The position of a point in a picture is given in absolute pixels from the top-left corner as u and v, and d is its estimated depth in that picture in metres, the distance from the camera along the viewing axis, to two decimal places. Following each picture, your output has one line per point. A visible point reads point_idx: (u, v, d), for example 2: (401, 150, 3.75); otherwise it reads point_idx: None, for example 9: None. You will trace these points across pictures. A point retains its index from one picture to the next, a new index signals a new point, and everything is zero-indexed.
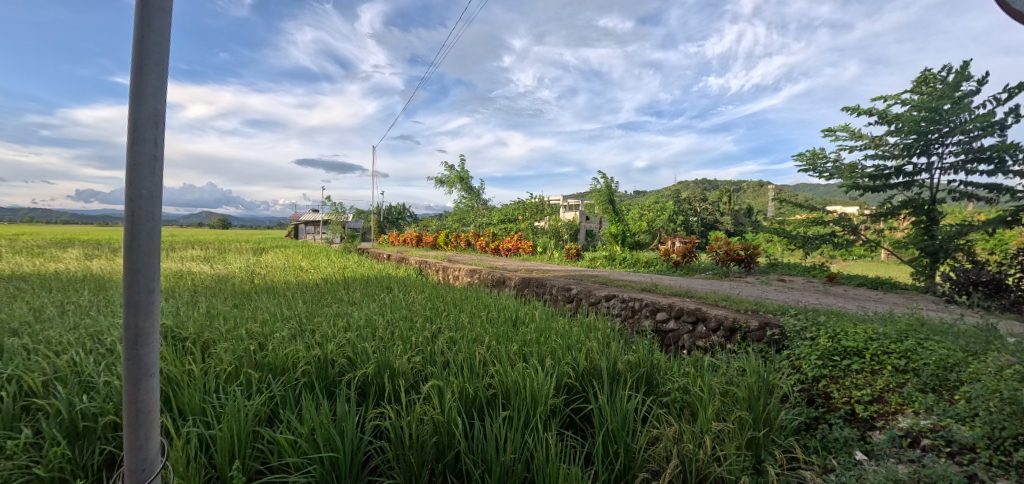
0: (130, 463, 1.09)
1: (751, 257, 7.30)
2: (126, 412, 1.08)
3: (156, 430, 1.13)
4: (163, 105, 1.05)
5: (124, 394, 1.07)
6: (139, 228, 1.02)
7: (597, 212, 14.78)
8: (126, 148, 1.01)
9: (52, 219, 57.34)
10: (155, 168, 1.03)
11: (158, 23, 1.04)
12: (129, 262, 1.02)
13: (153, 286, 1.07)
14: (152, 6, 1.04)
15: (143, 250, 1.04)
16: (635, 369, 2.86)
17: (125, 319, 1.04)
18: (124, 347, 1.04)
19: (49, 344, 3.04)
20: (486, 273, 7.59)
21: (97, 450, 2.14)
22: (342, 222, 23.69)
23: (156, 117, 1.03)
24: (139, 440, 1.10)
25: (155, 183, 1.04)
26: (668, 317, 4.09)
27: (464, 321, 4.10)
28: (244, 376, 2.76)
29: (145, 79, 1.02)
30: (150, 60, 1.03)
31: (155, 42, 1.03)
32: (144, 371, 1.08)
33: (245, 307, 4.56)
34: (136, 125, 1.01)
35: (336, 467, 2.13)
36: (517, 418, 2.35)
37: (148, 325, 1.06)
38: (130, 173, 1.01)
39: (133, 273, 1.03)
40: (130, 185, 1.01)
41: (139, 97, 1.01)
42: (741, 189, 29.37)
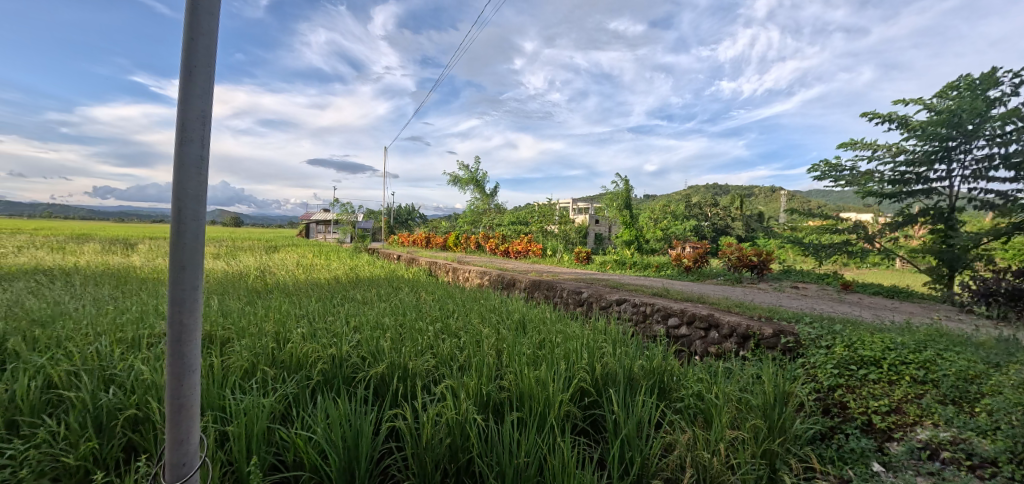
0: (171, 458, 1.12)
1: (764, 263, 7.21)
2: (168, 407, 1.11)
3: (196, 426, 1.16)
4: (209, 107, 1.07)
5: (167, 390, 1.09)
6: (185, 228, 1.05)
7: (608, 215, 14.75)
8: (174, 147, 1.03)
9: (69, 214, 58.40)
10: (200, 168, 1.06)
11: (206, 23, 1.07)
12: (174, 260, 1.04)
13: (195, 285, 1.08)
14: (202, 9, 1.07)
15: (187, 248, 1.07)
16: (649, 375, 2.87)
17: (170, 316, 1.06)
18: (169, 344, 1.07)
19: (72, 337, 3.13)
20: (496, 275, 7.59)
21: (116, 445, 2.19)
22: (354, 222, 23.86)
23: (203, 119, 1.06)
24: (181, 435, 1.13)
25: (202, 183, 1.07)
26: (680, 322, 4.07)
27: (473, 323, 4.10)
28: (261, 373, 2.82)
29: (193, 81, 1.04)
30: (198, 62, 1.05)
31: (204, 44, 1.06)
32: (186, 367, 1.10)
33: (259, 305, 4.63)
34: (185, 125, 1.04)
35: (351, 465, 2.16)
36: (530, 420, 2.37)
37: (191, 322, 1.09)
38: (177, 172, 1.04)
39: (178, 272, 1.05)
40: (177, 184, 1.04)
41: (187, 98, 1.04)
42: (753, 195, 29.17)
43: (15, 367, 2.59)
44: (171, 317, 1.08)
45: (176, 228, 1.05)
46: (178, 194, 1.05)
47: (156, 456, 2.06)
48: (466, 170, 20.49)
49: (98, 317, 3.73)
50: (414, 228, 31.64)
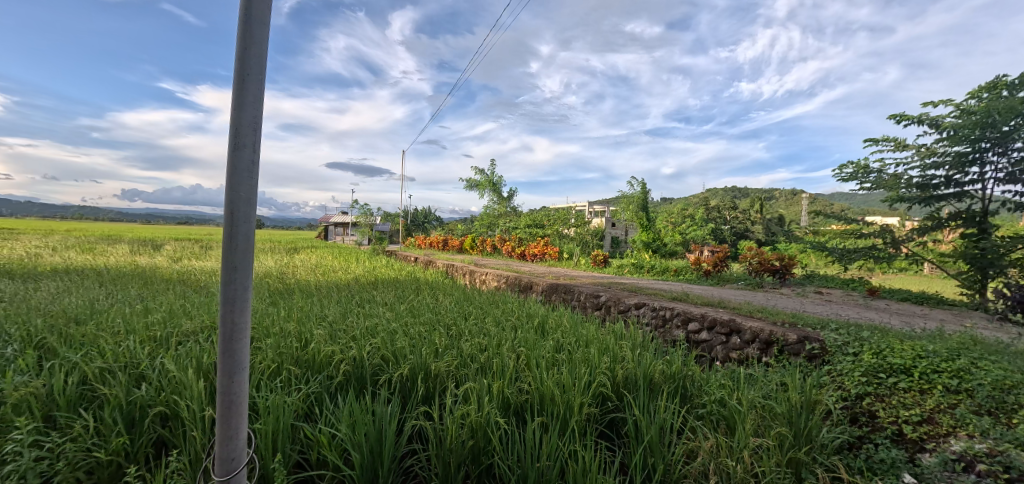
0: (221, 452, 1.19)
1: (786, 267, 7.05)
2: (219, 404, 1.17)
3: (245, 423, 1.22)
4: (261, 114, 1.13)
5: (219, 386, 1.16)
6: (238, 230, 1.11)
7: (625, 219, 14.65)
8: (228, 153, 1.10)
9: (98, 216, 60.38)
10: (252, 172, 1.12)
11: (259, 34, 1.12)
12: (227, 260, 1.11)
13: (246, 284, 1.14)
14: (255, 20, 1.13)
15: (240, 249, 1.13)
16: (670, 380, 2.85)
17: (222, 313, 1.13)
18: (222, 340, 1.13)
19: (106, 334, 3.24)
20: (513, 278, 7.60)
21: (147, 440, 2.26)
22: (371, 225, 24.14)
23: (255, 125, 1.12)
24: (231, 430, 1.19)
25: (252, 187, 1.13)
26: (700, 327, 4.02)
27: (492, 325, 4.12)
28: (287, 371, 2.89)
29: (246, 89, 1.10)
30: (251, 71, 1.11)
31: (256, 54, 1.12)
32: (236, 363, 1.17)
33: (282, 306, 4.72)
34: (238, 132, 1.10)
35: (374, 465, 2.19)
36: (550, 424, 2.38)
37: (242, 320, 1.15)
38: (231, 177, 1.10)
39: (231, 271, 1.12)
40: (231, 188, 1.10)
41: (241, 106, 1.10)
42: (773, 198, 28.67)
43: (52, 363, 2.69)
44: (223, 315, 1.14)
45: (229, 229, 1.11)
46: (231, 197, 1.11)
47: (187, 451, 2.12)
48: (482, 174, 20.58)
49: (131, 315, 3.86)
50: (430, 231, 31.88)
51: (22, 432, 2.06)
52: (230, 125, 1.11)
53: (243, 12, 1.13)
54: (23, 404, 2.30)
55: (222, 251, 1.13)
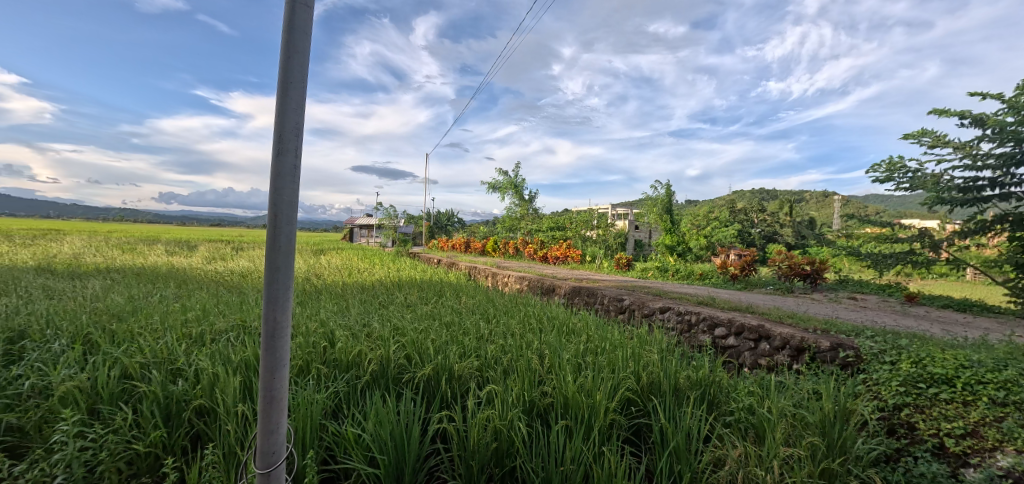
0: (263, 446, 1.21)
1: (818, 272, 6.83)
2: (260, 400, 1.20)
3: (285, 417, 1.24)
4: (302, 120, 1.16)
5: (261, 383, 1.19)
6: (280, 231, 1.14)
7: (649, 221, 14.48)
8: (272, 158, 1.13)
9: (136, 217, 62.90)
10: (294, 177, 1.15)
11: (301, 43, 1.15)
12: (270, 261, 1.14)
13: (287, 284, 1.18)
14: (297, 29, 1.16)
15: (282, 250, 1.16)
16: (697, 386, 2.80)
17: (265, 312, 1.16)
18: (264, 338, 1.16)
19: (145, 332, 3.36)
20: (536, 281, 7.59)
21: (183, 433, 2.34)
22: (395, 227, 24.50)
23: (297, 131, 1.15)
24: (271, 425, 1.22)
25: (295, 191, 1.16)
26: (727, 333, 3.93)
27: (515, 328, 4.12)
28: (317, 370, 2.95)
29: (289, 96, 1.13)
30: (294, 79, 1.14)
31: (298, 62, 1.15)
32: (277, 361, 1.20)
33: (309, 306, 4.82)
34: (281, 138, 1.13)
35: (401, 464, 2.22)
36: (575, 428, 2.36)
37: (283, 318, 1.18)
38: (274, 180, 1.13)
39: (274, 272, 1.15)
40: (274, 191, 1.14)
41: (284, 112, 1.14)
42: (803, 200, 27.92)
43: (96, 358, 2.81)
44: (265, 314, 1.17)
45: (273, 231, 1.14)
46: (275, 200, 1.15)
47: (221, 445, 2.19)
48: (504, 176, 20.60)
49: (168, 313, 4.00)
50: (453, 233, 32.12)
51: (67, 423, 2.16)
52: (274, 131, 1.14)
53: (286, 22, 1.17)
54: (69, 396, 2.42)
55: (266, 252, 1.16)
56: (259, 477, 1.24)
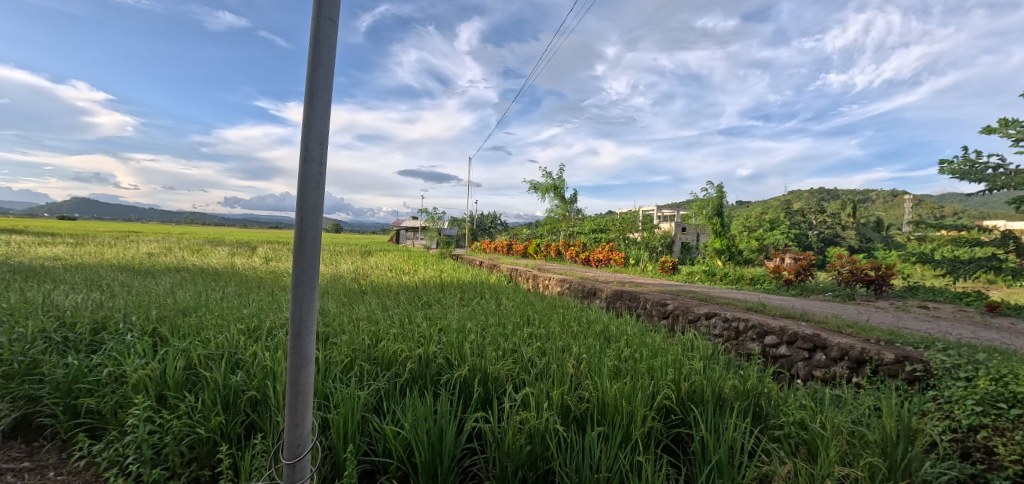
0: (289, 438, 1.26)
1: (883, 278, 6.33)
2: (287, 394, 1.24)
3: (310, 412, 1.29)
4: (327, 128, 1.20)
5: (288, 378, 1.23)
6: (306, 234, 1.18)
7: (696, 224, 13.97)
8: (299, 166, 1.17)
9: (202, 220, 67.49)
10: (319, 183, 1.18)
11: (325, 56, 1.19)
12: (296, 263, 1.18)
13: (313, 286, 1.21)
14: (323, 43, 1.19)
15: (308, 253, 1.20)
16: (742, 396, 2.66)
17: (291, 312, 1.20)
18: (290, 336, 1.20)
19: (206, 327, 3.58)
20: (577, 284, 7.48)
21: (239, 422, 2.46)
22: (439, 229, 24.88)
23: (322, 139, 1.19)
24: (298, 418, 1.26)
25: (320, 195, 1.19)
26: (778, 342, 3.71)
27: (553, 331, 4.07)
28: (359, 367, 3.04)
29: (315, 106, 1.17)
30: (319, 90, 1.18)
31: (323, 75, 1.19)
32: (303, 359, 1.23)
33: (353, 305, 4.97)
34: (307, 146, 1.17)
35: (436, 464, 2.23)
36: (610, 434, 2.29)
37: (308, 318, 1.22)
38: (301, 186, 1.17)
39: (300, 273, 1.19)
40: (301, 197, 1.18)
41: (310, 121, 1.17)
42: (868, 201, 26.06)
43: (164, 350, 3.01)
44: (292, 314, 1.21)
45: (299, 235, 1.19)
46: (301, 205, 1.18)
47: (270, 436, 2.29)
48: (547, 178, 20.49)
49: (226, 310, 4.24)
50: (495, 235, 32.33)
51: (139, 408, 2.34)
52: (300, 139, 1.18)
53: (312, 38, 1.20)
54: (141, 384, 2.61)
55: (293, 254, 1.20)
56: (286, 468, 1.29)
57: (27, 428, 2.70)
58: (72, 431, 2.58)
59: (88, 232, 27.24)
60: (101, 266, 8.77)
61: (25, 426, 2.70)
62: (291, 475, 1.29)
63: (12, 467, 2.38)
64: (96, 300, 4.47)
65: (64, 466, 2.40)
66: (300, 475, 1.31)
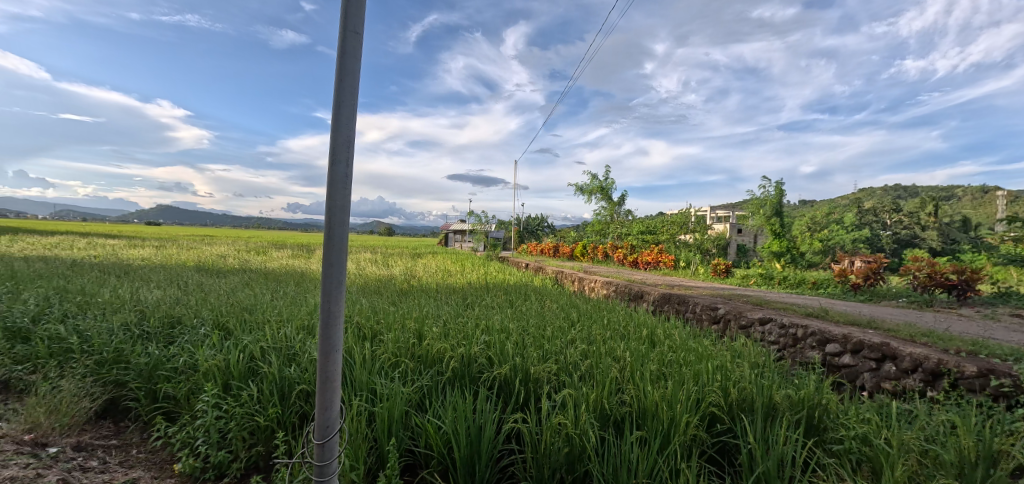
0: (320, 420, 1.32)
1: (967, 282, 5.75)
2: (317, 379, 1.29)
3: (338, 396, 1.33)
4: (353, 132, 1.23)
5: (318, 364, 1.27)
6: (334, 232, 1.22)
7: (753, 225, 13.30)
8: (328, 168, 1.21)
9: (267, 224, 71.93)
10: (346, 183, 1.22)
11: (351, 66, 1.22)
12: (325, 258, 1.22)
13: (341, 280, 1.25)
14: (349, 54, 1.23)
15: (336, 249, 1.24)
16: (796, 407, 2.49)
17: (321, 303, 1.24)
18: (319, 326, 1.24)
19: (267, 322, 3.80)
20: (623, 287, 7.32)
21: (293, 411, 2.58)
22: (487, 232, 25.15)
23: (349, 142, 1.23)
24: (327, 402, 1.31)
25: (347, 195, 1.23)
26: (842, 351, 3.44)
27: (596, 333, 3.99)
28: (403, 364, 3.11)
29: (342, 111, 1.21)
30: (345, 97, 1.22)
31: (350, 82, 1.22)
32: (331, 347, 1.28)
33: (400, 305, 5.10)
34: (334, 149, 1.21)
35: (473, 462, 2.24)
36: (652, 439, 2.22)
37: (336, 310, 1.25)
38: (329, 187, 1.22)
39: (328, 268, 1.23)
40: (329, 196, 1.22)
41: (337, 126, 1.21)
42: (952, 199, 23.73)
43: (230, 343, 3.21)
44: (322, 305, 1.26)
45: (327, 232, 1.23)
46: (330, 205, 1.23)
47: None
48: (594, 180, 20.21)
49: (282, 308, 4.47)
50: (542, 238, 32.26)
51: (208, 395, 2.52)
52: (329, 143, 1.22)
53: (339, 49, 1.24)
54: (211, 373, 2.80)
55: (323, 250, 1.25)
56: (317, 448, 1.35)
57: (116, 410, 2.98)
58: (152, 414, 2.81)
59: (169, 236, 29.86)
60: (181, 267, 9.58)
61: (114, 409, 2.98)
62: (321, 456, 1.35)
63: (101, 443, 2.61)
64: (173, 297, 4.85)
65: (144, 446, 2.62)
66: (330, 454, 1.36)
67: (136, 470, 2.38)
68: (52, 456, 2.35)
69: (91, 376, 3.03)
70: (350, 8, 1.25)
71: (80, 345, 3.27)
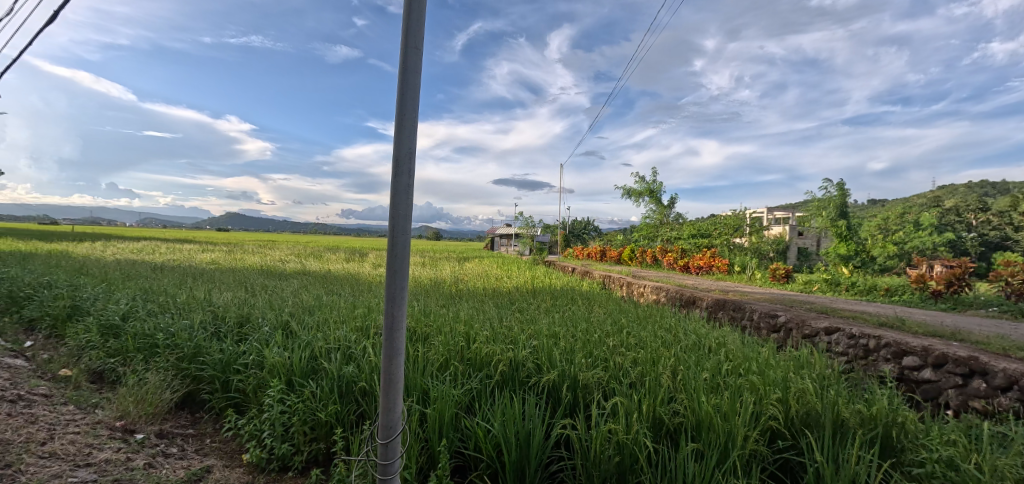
0: (383, 420, 1.35)
1: None
2: (381, 381, 1.33)
3: (401, 398, 1.36)
4: (415, 144, 1.28)
5: (382, 366, 1.31)
6: (398, 240, 1.26)
7: (815, 227, 12.52)
8: (392, 179, 1.27)
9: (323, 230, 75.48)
10: (409, 193, 1.26)
11: (412, 81, 1.27)
12: (389, 266, 1.26)
13: (403, 286, 1.29)
14: (410, 70, 1.27)
15: (399, 257, 1.28)
16: (868, 423, 2.31)
17: (385, 308, 1.29)
18: (383, 330, 1.29)
19: (327, 323, 3.98)
20: (674, 292, 7.09)
21: (351, 410, 2.67)
22: (532, 235, 25.19)
23: (411, 154, 1.27)
24: (390, 403, 1.35)
25: (409, 205, 1.27)
26: (921, 364, 3.15)
27: (647, 340, 3.89)
28: (453, 367, 3.15)
29: (404, 125, 1.26)
30: (407, 111, 1.26)
31: (411, 96, 1.27)
32: (394, 350, 1.31)
33: (449, 308, 5.18)
34: (398, 161, 1.26)
35: (523, 466, 2.24)
36: (708, 452, 2.12)
37: (398, 314, 1.29)
38: (393, 196, 1.27)
39: (392, 274, 1.27)
40: (393, 206, 1.27)
41: (400, 139, 1.26)
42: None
43: (293, 341, 3.38)
44: (386, 310, 1.30)
45: (391, 240, 1.28)
46: (394, 214, 1.28)
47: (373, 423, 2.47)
48: (641, 182, 19.74)
49: (340, 309, 4.66)
50: (588, 241, 31.91)
51: (273, 391, 2.65)
52: (393, 156, 1.28)
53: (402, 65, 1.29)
54: (276, 369, 2.95)
55: (387, 258, 1.29)
56: (381, 447, 1.38)
57: (193, 402, 3.21)
58: (224, 406, 3.00)
59: (236, 241, 32.08)
60: (247, 270, 10.25)
61: (191, 401, 3.21)
62: (385, 455, 1.38)
63: (181, 432, 2.82)
64: (241, 298, 5.18)
65: (217, 436, 2.80)
66: (393, 454, 1.39)
67: (210, 458, 2.55)
68: (139, 441, 2.56)
69: (172, 369, 3.28)
70: (411, 26, 1.29)
71: (163, 340, 3.55)
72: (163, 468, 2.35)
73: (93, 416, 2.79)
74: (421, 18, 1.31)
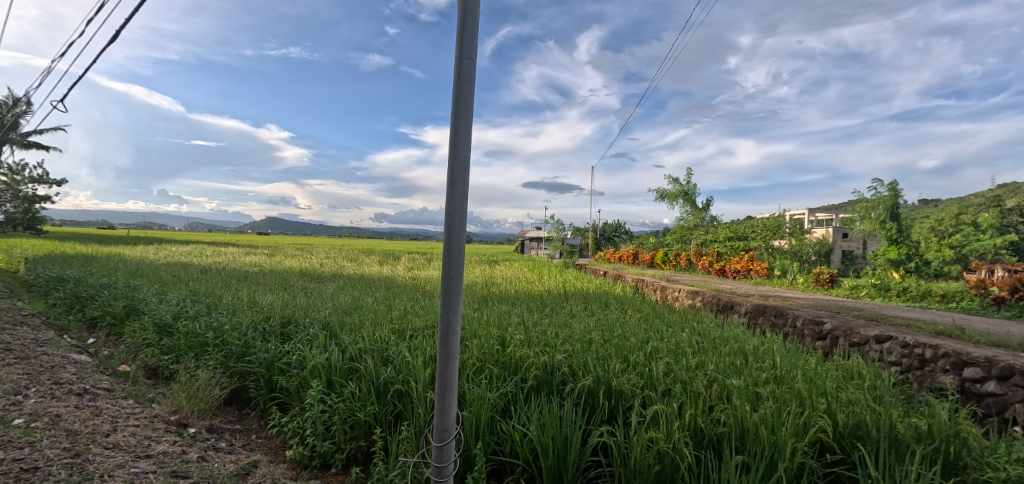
0: (437, 424, 1.39)
1: None
2: (437, 387, 1.37)
3: (455, 403, 1.39)
4: (469, 154, 1.31)
5: (437, 372, 1.35)
6: (454, 247, 1.30)
7: (861, 229, 11.96)
8: (448, 188, 1.30)
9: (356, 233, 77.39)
10: (464, 201, 1.29)
11: (466, 91, 1.30)
12: (446, 272, 1.30)
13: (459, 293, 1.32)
14: (464, 81, 1.30)
15: (454, 264, 1.31)
16: (926, 437, 2.19)
17: (442, 314, 1.32)
18: (440, 335, 1.32)
19: (365, 325, 4.07)
20: (711, 296, 6.91)
21: (389, 410, 2.73)
22: (563, 238, 25.06)
23: (466, 163, 1.30)
24: (444, 409, 1.38)
25: (464, 213, 1.30)
26: (985, 377, 2.97)
27: (685, 345, 3.81)
28: (490, 370, 3.17)
29: (459, 134, 1.29)
30: (462, 120, 1.29)
31: (466, 105, 1.30)
32: (450, 356, 1.35)
33: (482, 311, 5.21)
34: (453, 170, 1.29)
35: (561, 471, 2.23)
36: (753, 464, 2.06)
37: (453, 320, 1.32)
38: (449, 204, 1.30)
39: (448, 282, 1.31)
40: (449, 214, 1.30)
41: (456, 148, 1.30)
42: None
43: (333, 342, 3.47)
44: (442, 316, 1.34)
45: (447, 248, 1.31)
46: (450, 223, 1.31)
47: (413, 424, 2.52)
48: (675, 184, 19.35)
49: (377, 312, 4.77)
50: (619, 244, 31.51)
51: (315, 390, 2.73)
52: (448, 165, 1.31)
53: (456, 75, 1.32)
54: (317, 369, 3.04)
55: (443, 265, 1.32)
56: (435, 450, 1.41)
57: (240, 399, 3.35)
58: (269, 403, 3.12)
59: (274, 245, 33.27)
60: (287, 273, 10.61)
61: (238, 397, 3.35)
62: (439, 458, 1.41)
63: (229, 427, 2.95)
64: (283, 299, 5.37)
65: (263, 432, 2.91)
66: (447, 457, 1.42)
67: (256, 453, 2.65)
68: (191, 435, 2.69)
69: (221, 367, 3.43)
70: (465, 37, 1.32)
71: (213, 339, 3.72)
72: (214, 462, 2.45)
73: (150, 410, 2.94)
74: (474, 30, 1.34)
